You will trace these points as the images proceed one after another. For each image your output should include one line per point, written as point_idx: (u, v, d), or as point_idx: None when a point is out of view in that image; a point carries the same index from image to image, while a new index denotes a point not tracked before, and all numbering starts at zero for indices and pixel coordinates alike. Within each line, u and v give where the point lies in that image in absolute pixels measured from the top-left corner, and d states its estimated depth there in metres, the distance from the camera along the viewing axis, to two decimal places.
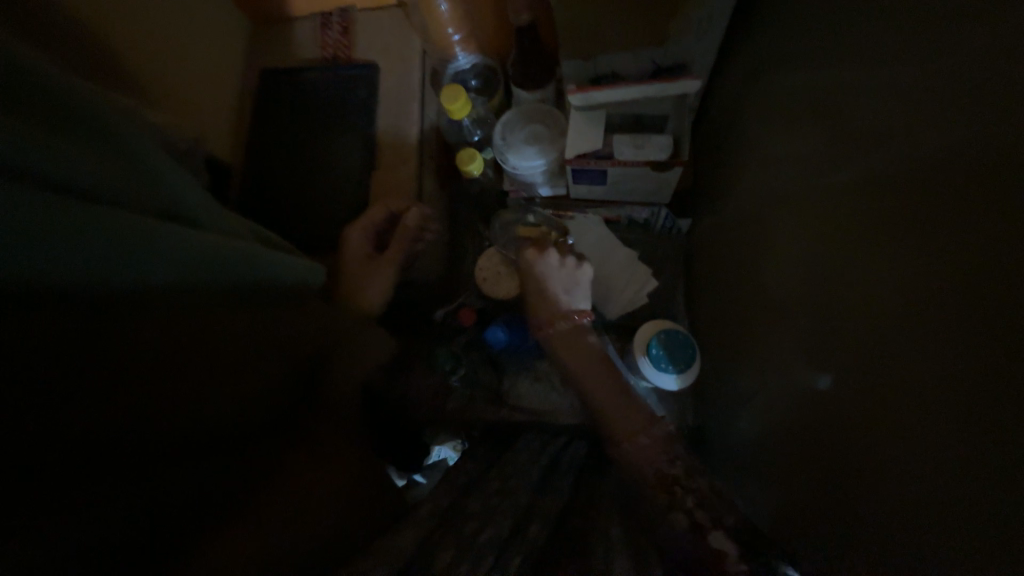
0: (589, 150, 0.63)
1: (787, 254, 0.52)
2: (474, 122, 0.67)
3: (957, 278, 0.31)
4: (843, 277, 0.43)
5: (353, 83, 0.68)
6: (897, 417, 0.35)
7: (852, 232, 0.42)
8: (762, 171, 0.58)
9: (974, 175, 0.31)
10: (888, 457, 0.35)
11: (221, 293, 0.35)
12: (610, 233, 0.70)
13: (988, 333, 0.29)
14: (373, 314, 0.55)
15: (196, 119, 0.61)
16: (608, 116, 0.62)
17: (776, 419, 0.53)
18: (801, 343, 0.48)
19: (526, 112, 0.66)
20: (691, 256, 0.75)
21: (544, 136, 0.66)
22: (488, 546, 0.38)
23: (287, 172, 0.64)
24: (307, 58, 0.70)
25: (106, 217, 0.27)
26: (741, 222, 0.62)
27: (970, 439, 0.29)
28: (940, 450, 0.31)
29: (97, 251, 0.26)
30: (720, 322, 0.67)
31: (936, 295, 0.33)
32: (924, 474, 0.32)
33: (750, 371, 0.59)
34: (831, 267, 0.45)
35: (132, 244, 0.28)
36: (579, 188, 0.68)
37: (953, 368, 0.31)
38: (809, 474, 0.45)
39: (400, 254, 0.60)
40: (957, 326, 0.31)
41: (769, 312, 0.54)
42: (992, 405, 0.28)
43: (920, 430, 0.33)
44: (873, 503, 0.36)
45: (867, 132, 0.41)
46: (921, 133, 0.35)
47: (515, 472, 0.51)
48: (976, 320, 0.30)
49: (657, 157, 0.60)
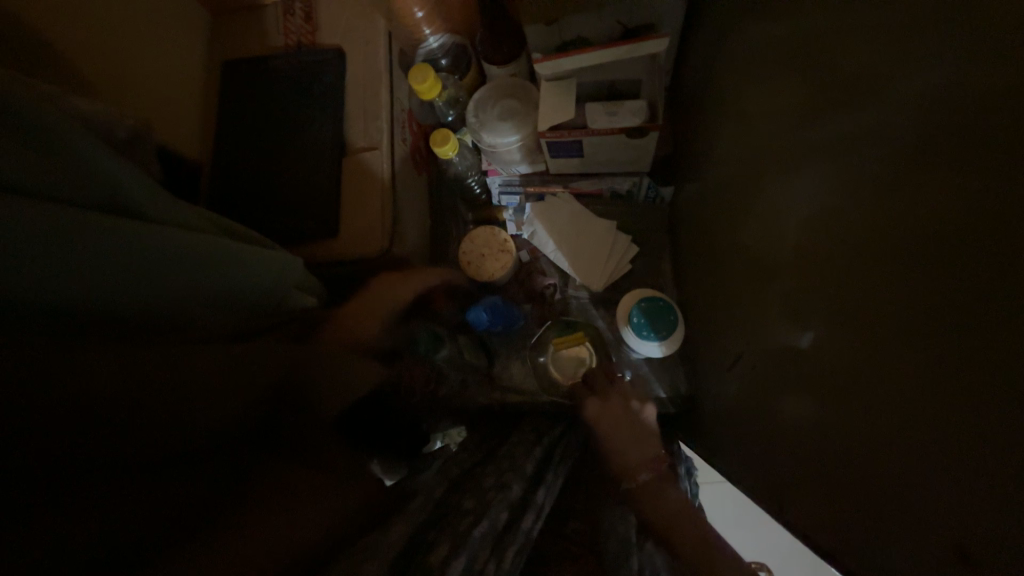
0: (563, 123, 0.55)
1: (769, 239, 0.46)
2: (446, 102, 0.67)
3: (960, 310, 0.26)
4: (824, 282, 0.38)
5: (321, 70, 0.68)
6: (894, 448, 0.31)
7: (835, 229, 0.36)
8: (739, 135, 0.52)
9: (993, 171, 0.24)
10: (906, 500, 0.30)
11: (189, 303, 0.39)
12: (585, 209, 0.69)
13: (984, 339, 0.25)
14: (352, 307, 0.60)
15: (157, 112, 0.63)
16: (579, 84, 0.55)
17: (749, 405, 0.51)
18: (777, 334, 0.45)
19: (498, 88, 0.63)
20: (674, 224, 0.72)
21: (517, 111, 0.62)
22: (484, 540, 0.41)
23: (263, 166, 0.66)
24: (272, 46, 0.72)
25: (60, 238, 0.30)
26: (719, 190, 0.58)
27: (976, 492, 0.26)
28: (957, 503, 0.27)
29: (44, 269, 0.30)
30: (700, 294, 0.64)
31: (936, 328, 0.28)
32: (946, 525, 0.28)
33: (725, 349, 0.57)
34: (811, 265, 0.39)
35: (81, 258, 0.31)
36: (557, 164, 0.65)
37: (950, 408, 0.27)
38: (799, 481, 0.42)
39: (378, 243, 0.62)
40: (958, 363, 0.26)
41: (749, 295, 0.50)
42: (996, 460, 0.25)
43: (925, 473, 0.29)
44: (899, 551, 0.31)
45: (856, 90, 0.35)
46: (925, 113, 0.28)
47: (510, 465, 0.53)
48: (982, 361, 0.25)
49: (631, 124, 0.54)
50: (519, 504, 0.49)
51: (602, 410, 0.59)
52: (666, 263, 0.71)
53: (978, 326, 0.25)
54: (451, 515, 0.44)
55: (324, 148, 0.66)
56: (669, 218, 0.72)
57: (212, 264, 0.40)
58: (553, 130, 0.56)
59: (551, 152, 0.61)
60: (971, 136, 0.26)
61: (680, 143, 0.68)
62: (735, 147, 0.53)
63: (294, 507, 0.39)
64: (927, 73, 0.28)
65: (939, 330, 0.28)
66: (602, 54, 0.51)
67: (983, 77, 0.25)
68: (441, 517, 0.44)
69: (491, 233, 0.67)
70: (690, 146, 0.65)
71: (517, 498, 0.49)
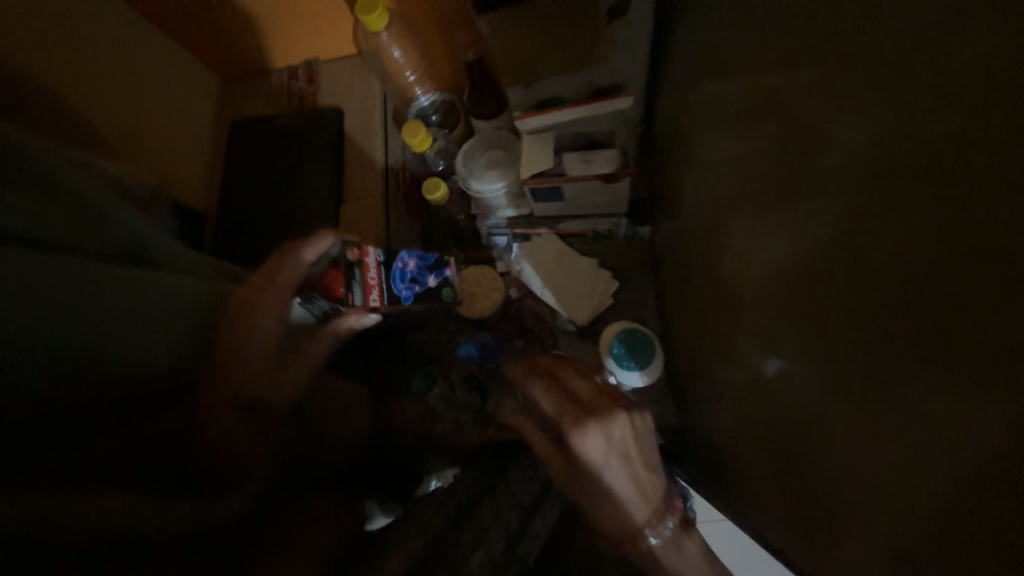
0: (542, 171, 0.60)
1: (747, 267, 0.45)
2: (436, 154, 0.72)
3: (952, 368, 0.22)
4: (801, 315, 0.35)
5: (321, 126, 0.75)
6: None
7: (809, 256, 0.33)
8: (702, 177, 0.57)
9: (982, 205, 0.20)
10: None
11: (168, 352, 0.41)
12: (568, 248, 0.73)
13: (984, 405, 0.21)
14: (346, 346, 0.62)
15: (168, 168, 0.68)
16: (557, 137, 0.60)
17: (731, 431, 0.53)
18: (746, 361, 0.48)
19: (484, 140, 0.68)
20: (653, 259, 0.76)
21: (502, 161, 0.67)
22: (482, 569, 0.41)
23: (264, 214, 0.70)
24: (276, 107, 0.79)
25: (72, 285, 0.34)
26: (689, 227, 0.62)
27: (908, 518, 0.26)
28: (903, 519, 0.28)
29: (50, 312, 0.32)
30: (681, 324, 0.67)
31: (929, 385, 0.24)
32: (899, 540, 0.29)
33: (706, 377, 0.59)
34: (789, 295, 0.36)
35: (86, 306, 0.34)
36: (541, 208, 0.70)
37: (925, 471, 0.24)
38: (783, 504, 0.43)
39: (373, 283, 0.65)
40: (949, 430, 0.23)
41: (723, 323, 0.53)
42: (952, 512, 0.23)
43: None
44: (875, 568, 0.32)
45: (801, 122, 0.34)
46: (897, 133, 0.25)
47: (505, 497, 0.53)
48: (974, 430, 0.21)
49: (604, 171, 0.59)
50: (516, 535, 0.49)
51: (582, 445, 0.49)
52: (646, 298, 0.75)
53: (977, 378, 0.21)
54: (448, 546, 0.45)
55: (323, 196, 0.71)
56: (647, 256, 0.76)
57: (168, 308, 0.42)
58: (534, 178, 0.61)
59: (534, 197, 0.66)
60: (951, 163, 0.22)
61: (653, 188, 0.74)
62: (700, 188, 0.58)
63: (295, 536, 0.40)
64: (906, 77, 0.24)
65: (883, 365, 0.26)
66: (573, 111, 0.56)
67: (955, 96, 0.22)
68: (439, 548, 0.45)
69: (481, 272, 0.71)
70: (662, 189, 0.71)
71: (513, 530, 0.49)
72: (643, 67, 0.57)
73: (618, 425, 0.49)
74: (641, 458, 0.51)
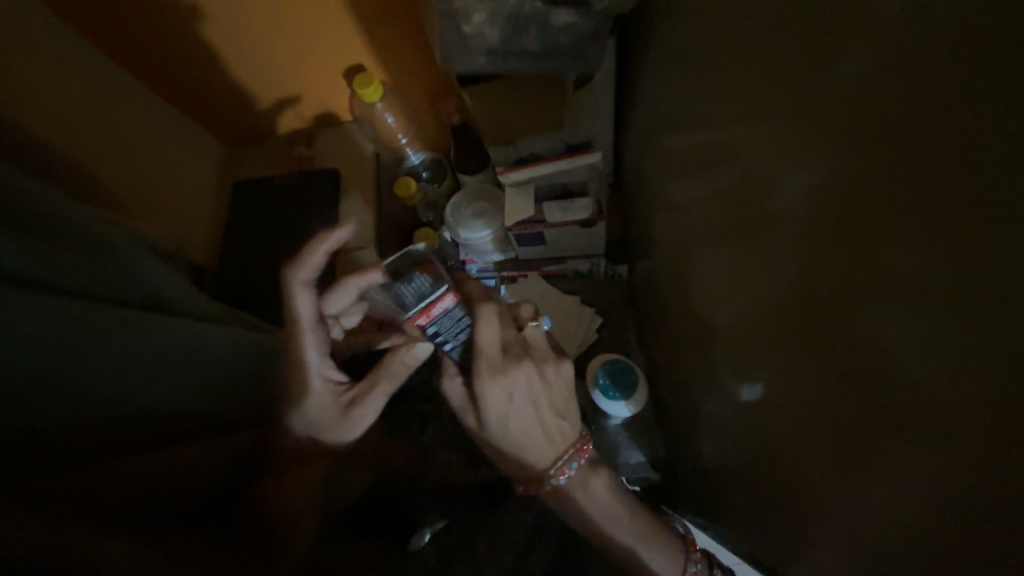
0: (524, 219, 0.66)
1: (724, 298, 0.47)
2: (426, 206, 0.78)
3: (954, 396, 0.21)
4: (782, 340, 0.36)
5: (317, 185, 0.80)
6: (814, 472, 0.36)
7: (782, 282, 0.35)
8: (668, 219, 0.63)
9: (954, 227, 0.20)
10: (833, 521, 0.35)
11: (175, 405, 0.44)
12: (553, 288, 0.77)
13: (983, 434, 0.20)
14: None
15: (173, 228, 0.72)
16: (536, 189, 0.66)
17: (716, 455, 0.55)
18: (722, 384, 0.51)
19: (470, 193, 0.74)
20: (633, 295, 0.80)
21: (487, 211, 0.72)
22: None
23: (262, 267, 0.74)
24: (275, 169, 0.85)
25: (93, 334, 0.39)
26: (662, 264, 0.67)
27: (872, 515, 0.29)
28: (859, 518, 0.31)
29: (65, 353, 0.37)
30: (663, 356, 0.70)
31: (929, 411, 0.23)
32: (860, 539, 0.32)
33: (689, 405, 0.62)
34: (766, 321, 0.38)
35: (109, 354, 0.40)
36: (525, 251, 0.75)
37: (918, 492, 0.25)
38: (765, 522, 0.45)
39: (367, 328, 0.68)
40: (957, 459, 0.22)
41: (698, 351, 0.57)
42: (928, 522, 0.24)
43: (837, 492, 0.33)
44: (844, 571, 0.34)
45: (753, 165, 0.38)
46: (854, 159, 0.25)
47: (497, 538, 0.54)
48: (978, 460, 0.20)
49: (580, 218, 0.65)
50: None
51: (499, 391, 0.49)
52: (630, 331, 0.78)
53: (978, 411, 0.20)
54: None
55: (319, 249, 0.75)
56: (628, 291, 0.81)
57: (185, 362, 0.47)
58: (517, 225, 0.67)
59: (518, 241, 0.71)
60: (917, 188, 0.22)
61: (628, 228, 0.80)
62: (667, 229, 0.64)
63: None
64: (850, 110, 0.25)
65: (844, 371, 0.29)
66: (550, 167, 0.63)
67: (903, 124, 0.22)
68: None
69: None
70: (636, 230, 0.77)
71: None
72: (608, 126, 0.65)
73: (523, 374, 0.49)
74: (549, 403, 0.52)
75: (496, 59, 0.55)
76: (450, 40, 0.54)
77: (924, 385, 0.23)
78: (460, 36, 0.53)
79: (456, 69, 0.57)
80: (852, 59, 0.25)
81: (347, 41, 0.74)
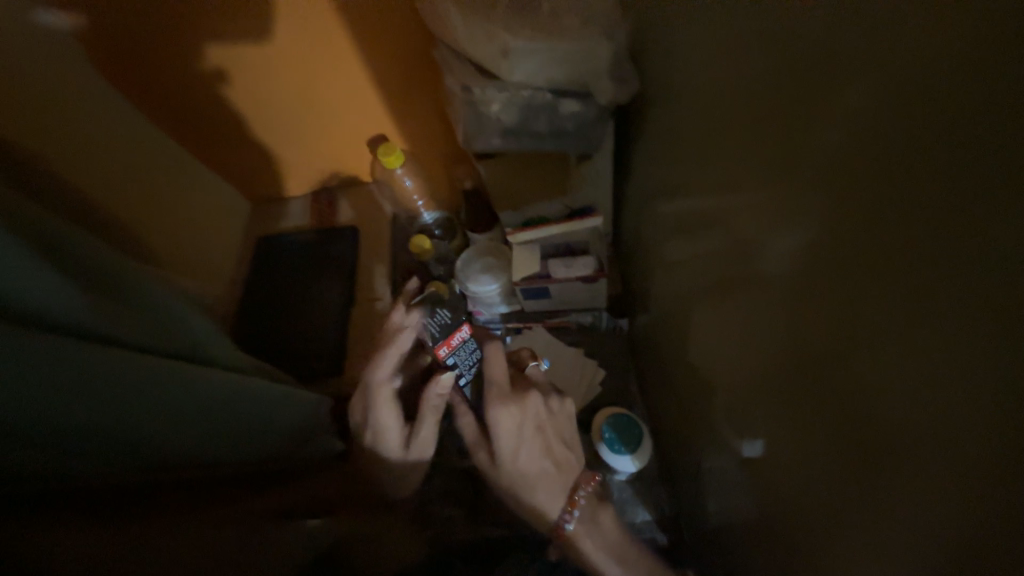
0: (530, 275, 0.70)
1: (721, 354, 0.50)
2: (437, 260, 0.83)
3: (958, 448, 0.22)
4: (782, 396, 0.38)
5: (336, 240, 0.86)
6: (810, 530, 0.37)
7: (779, 340, 0.37)
8: (665, 277, 0.67)
9: (938, 290, 0.22)
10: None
11: (190, 453, 0.41)
12: (556, 340, 0.80)
13: (986, 484, 0.21)
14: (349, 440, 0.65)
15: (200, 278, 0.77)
16: (542, 247, 0.70)
17: (721, 514, 0.55)
18: (723, 439, 0.52)
19: (480, 249, 0.79)
20: (634, 348, 0.83)
21: (495, 266, 0.77)
22: None
23: (279, 317, 0.78)
24: (297, 225, 0.91)
25: (133, 379, 0.36)
26: (661, 319, 0.71)
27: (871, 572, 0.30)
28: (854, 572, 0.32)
29: (95, 407, 0.33)
30: (665, 409, 0.71)
31: (940, 471, 0.24)
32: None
33: (691, 460, 0.63)
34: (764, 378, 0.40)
35: (137, 399, 0.36)
36: (530, 304, 0.78)
37: (923, 549, 0.25)
38: None
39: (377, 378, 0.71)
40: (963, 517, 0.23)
41: (699, 405, 0.59)
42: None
43: (831, 549, 0.34)
44: None
45: (742, 238, 0.42)
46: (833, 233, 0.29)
47: None
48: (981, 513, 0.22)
49: (583, 275, 0.69)
50: None
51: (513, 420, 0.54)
52: (633, 385, 0.80)
53: (983, 466, 0.21)
54: None
55: (334, 300, 0.79)
56: (630, 345, 0.83)
57: (215, 404, 0.43)
58: (524, 280, 0.71)
59: (524, 296, 0.75)
60: (898, 258, 0.24)
61: (628, 284, 0.84)
62: (664, 286, 0.68)
63: None
64: (828, 192, 0.29)
65: (846, 430, 0.30)
66: (555, 227, 0.68)
67: (881, 203, 0.25)
68: None
69: None
70: (636, 286, 0.80)
71: None
72: (608, 193, 0.71)
73: (533, 401, 0.56)
74: (558, 437, 0.58)
75: (507, 138, 0.61)
76: (468, 121, 0.61)
77: (935, 446, 0.24)
78: (476, 118, 0.60)
79: (472, 146, 0.63)
80: (832, 149, 0.28)
81: (371, 114, 0.82)
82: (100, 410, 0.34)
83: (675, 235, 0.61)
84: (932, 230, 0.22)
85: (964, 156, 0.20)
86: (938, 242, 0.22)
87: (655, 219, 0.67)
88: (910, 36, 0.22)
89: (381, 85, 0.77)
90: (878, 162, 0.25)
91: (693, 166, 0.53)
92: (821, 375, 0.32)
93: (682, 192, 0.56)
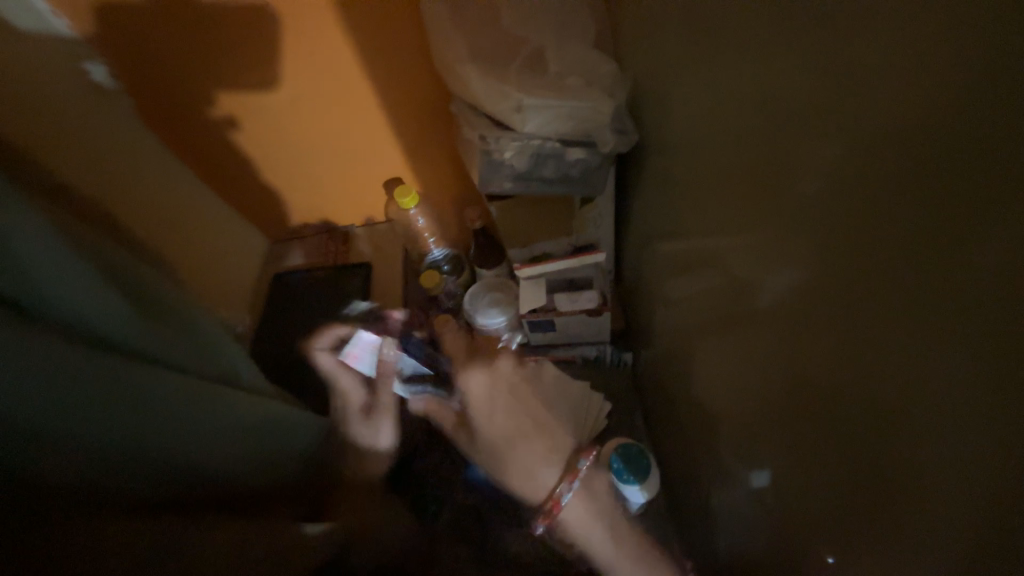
0: (537, 308, 0.73)
1: (725, 384, 0.52)
2: (446, 295, 0.86)
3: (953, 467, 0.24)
4: (786, 422, 0.40)
5: (350, 277, 0.90)
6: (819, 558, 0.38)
7: (780, 368, 0.40)
8: (667, 311, 0.70)
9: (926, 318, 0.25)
10: None
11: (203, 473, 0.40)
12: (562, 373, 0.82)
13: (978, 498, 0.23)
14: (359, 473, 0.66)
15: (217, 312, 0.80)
16: (548, 282, 0.74)
17: (732, 549, 0.55)
18: (730, 470, 0.53)
19: (487, 284, 0.83)
20: (638, 383, 0.84)
21: (502, 300, 0.80)
22: None
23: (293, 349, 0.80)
24: (312, 261, 0.95)
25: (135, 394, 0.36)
26: (664, 352, 0.73)
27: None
28: None
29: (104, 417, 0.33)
30: (671, 443, 0.72)
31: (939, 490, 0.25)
32: None
33: (699, 495, 0.63)
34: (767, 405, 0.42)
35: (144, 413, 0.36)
36: (536, 338, 0.80)
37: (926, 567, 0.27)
38: None
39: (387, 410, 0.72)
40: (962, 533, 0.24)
41: (705, 437, 0.60)
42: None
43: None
44: None
45: (740, 274, 0.45)
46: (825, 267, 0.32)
47: None
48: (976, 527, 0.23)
49: (588, 308, 0.72)
50: None
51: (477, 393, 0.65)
52: (637, 419, 0.81)
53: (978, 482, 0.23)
54: None
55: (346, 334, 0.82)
56: (634, 379, 0.85)
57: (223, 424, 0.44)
58: (531, 313, 0.73)
59: (531, 329, 0.77)
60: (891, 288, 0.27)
61: (631, 319, 0.86)
62: (666, 320, 0.70)
63: None
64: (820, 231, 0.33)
65: (849, 452, 0.32)
66: (561, 263, 0.72)
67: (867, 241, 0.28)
68: None
69: None
70: (639, 322, 0.83)
71: None
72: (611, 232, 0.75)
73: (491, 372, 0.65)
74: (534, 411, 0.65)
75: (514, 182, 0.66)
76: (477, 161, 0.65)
77: (932, 460, 0.25)
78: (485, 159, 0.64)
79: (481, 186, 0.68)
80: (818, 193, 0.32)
81: (389, 160, 0.88)
82: (96, 413, 0.34)
83: (675, 271, 0.64)
84: (914, 261, 0.25)
85: (927, 200, 0.24)
86: (924, 273, 0.25)
87: (656, 256, 0.71)
88: (874, 112, 0.27)
89: (401, 136, 0.84)
90: (863, 209, 0.29)
91: (690, 207, 0.57)
92: (824, 404, 0.34)
93: (681, 231, 0.60)
